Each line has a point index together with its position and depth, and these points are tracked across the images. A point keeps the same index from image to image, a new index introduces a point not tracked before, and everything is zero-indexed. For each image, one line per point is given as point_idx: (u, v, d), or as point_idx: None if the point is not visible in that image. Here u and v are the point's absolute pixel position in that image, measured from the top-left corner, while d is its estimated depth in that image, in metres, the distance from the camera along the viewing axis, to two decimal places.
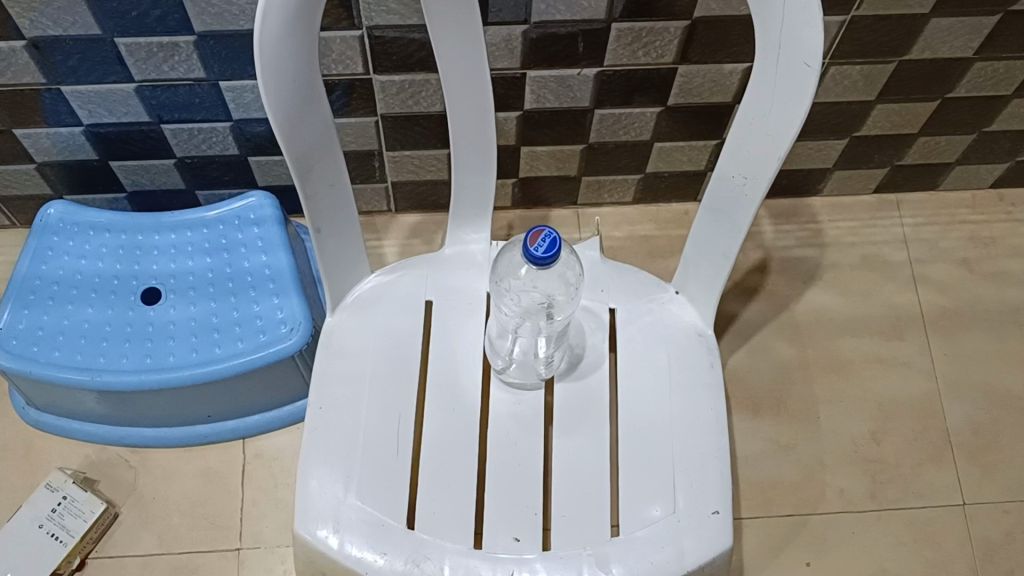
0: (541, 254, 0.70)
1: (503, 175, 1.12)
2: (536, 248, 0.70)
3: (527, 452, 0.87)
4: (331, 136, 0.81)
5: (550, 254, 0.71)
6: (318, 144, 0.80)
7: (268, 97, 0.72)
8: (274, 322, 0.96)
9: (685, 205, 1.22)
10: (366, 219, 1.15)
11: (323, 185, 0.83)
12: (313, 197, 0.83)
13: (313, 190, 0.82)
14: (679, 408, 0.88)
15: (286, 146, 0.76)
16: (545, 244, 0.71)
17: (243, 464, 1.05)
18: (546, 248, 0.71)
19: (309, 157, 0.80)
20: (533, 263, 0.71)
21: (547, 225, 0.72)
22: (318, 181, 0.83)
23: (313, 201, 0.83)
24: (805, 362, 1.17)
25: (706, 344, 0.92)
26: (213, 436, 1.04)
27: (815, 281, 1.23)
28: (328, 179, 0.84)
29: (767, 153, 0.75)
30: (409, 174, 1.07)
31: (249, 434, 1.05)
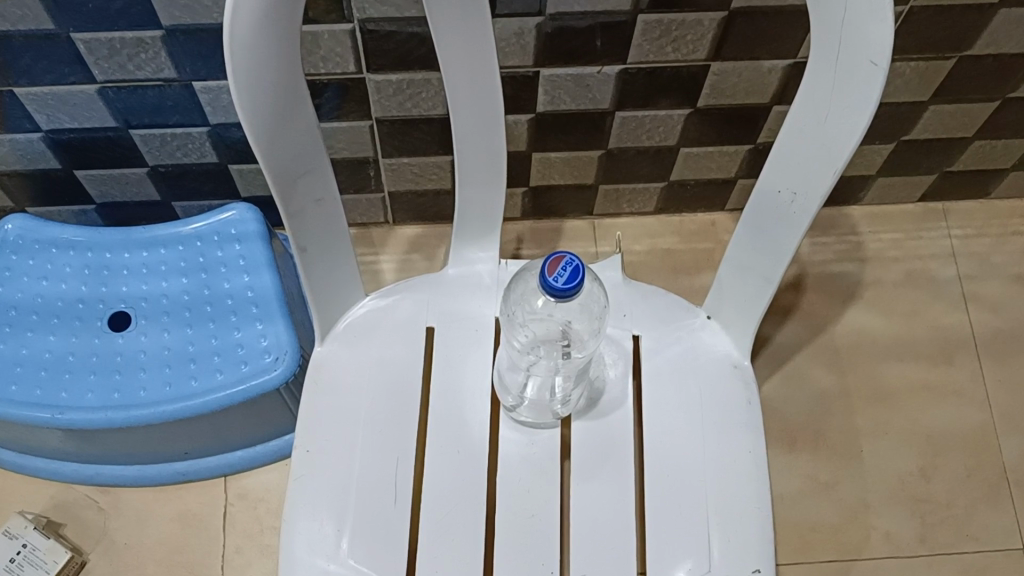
0: (560, 285, 0.60)
1: (512, 184, 1.02)
2: (556, 278, 0.60)
3: (542, 502, 0.77)
4: (317, 144, 0.71)
5: (572, 285, 0.60)
6: (303, 155, 0.70)
7: (241, 105, 0.62)
8: (257, 351, 0.85)
9: (711, 215, 1.12)
10: (363, 232, 1.04)
11: (307, 200, 0.73)
12: (296, 214, 0.73)
13: (296, 206, 0.73)
14: (713, 450, 0.79)
15: (263, 159, 0.66)
16: (567, 272, 0.61)
17: (225, 506, 0.95)
18: (570, 278, 0.60)
19: (292, 169, 0.70)
20: (551, 296, 0.61)
21: (567, 251, 0.62)
22: (302, 196, 0.73)
23: (295, 218, 0.73)
24: (844, 390, 1.08)
25: (742, 376, 0.82)
26: (192, 474, 0.94)
27: (854, 299, 1.13)
28: (313, 192, 0.74)
29: (822, 166, 0.65)
30: (409, 183, 0.96)
31: (232, 471, 0.95)
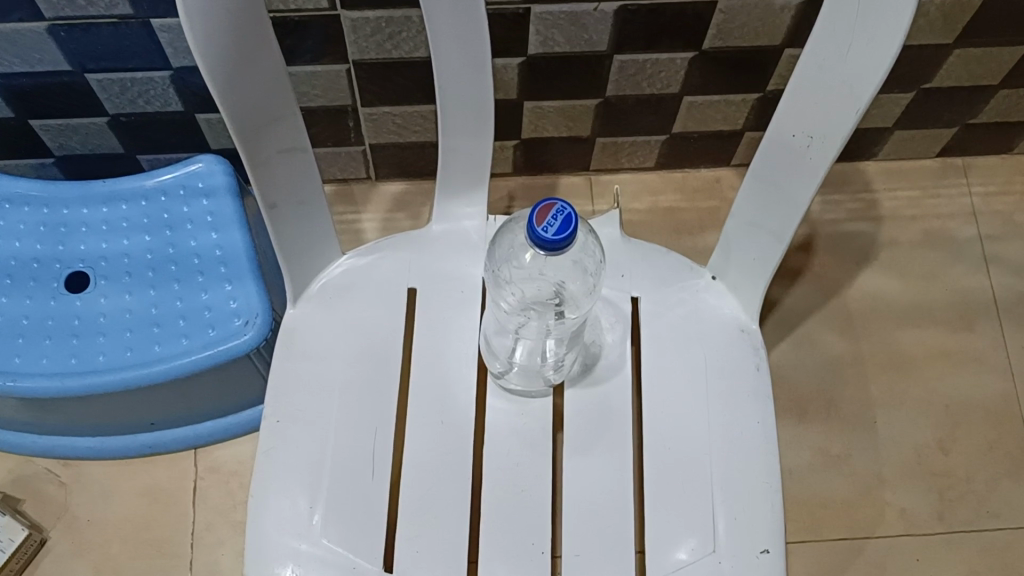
0: (551, 237, 0.54)
1: (503, 136, 0.95)
2: (546, 227, 0.54)
3: (532, 476, 0.71)
4: (283, 86, 0.64)
5: (564, 236, 0.54)
6: (267, 96, 0.63)
7: (194, 36, 0.54)
8: (225, 315, 0.79)
9: (716, 171, 1.06)
10: (344, 188, 0.98)
11: (274, 150, 0.66)
12: (263, 165, 0.66)
13: (262, 157, 0.66)
14: (719, 421, 0.72)
15: (221, 101, 0.59)
16: (558, 222, 0.54)
17: (196, 481, 0.91)
18: (561, 228, 0.54)
19: (255, 114, 0.63)
20: (540, 249, 0.54)
21: (559, 199, 0.55)
22: (269, 145, 0.66)
23: (262, 171, 0.66)
24: (857, 357, 1.02)
25: (750, 342, 0.75)
26: (160, 447, 0.91)
27: (868, 261, 1.07)
28: (281, 141, 0.67)
29: (846, 102, 0.59)
30: (391, 135, 0.90)
31: (203, 444, 0.92)
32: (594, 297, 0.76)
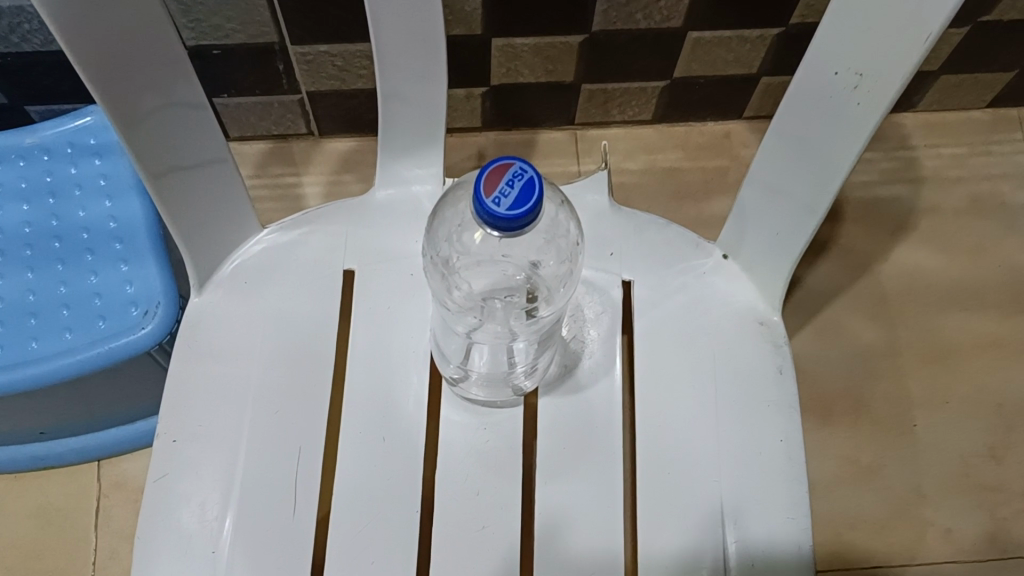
0: (505, 211, 0.39)
1: (473, 83, 0.80)
2: (497, 197, 0.39)
3: (496, 511, 0.56)
4: (159, 21, 0.48)
5: (523, 211, 0.39)
6: (137, 34, 0.47)
7: None
8: (121, 302, 0.65)
9: (725, 124, 0.91)
10: (280, 145, 0.86)
11: (153, 102, 0.51)
12: (139, 124, 0.51)
13: (136, 112, 0.50)
14: (732, 440, 0.57)
15: (63, 39, 0.43)
16: (515, 188, 0.39)
17: (98, 501, 0.81)
18: (521, 197, 0.39)
19: (119, 54, 0.47)
20: (495, 228, 0.40)
21: (518, 159, 0.40)
22: (145, 97, 0.50)
23: (138, 131, 0.51)
24: (891, 348, 0.88)
25: (770, 338, 0.60)
26: (50, 460, 0.80)
27: (907, 232, 0.93)
28: (161, 91, 0.51)
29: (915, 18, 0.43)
30: (331, 80, 0.76)
31: (105, 455, 0.82)
32: (573, 284, 0.61)
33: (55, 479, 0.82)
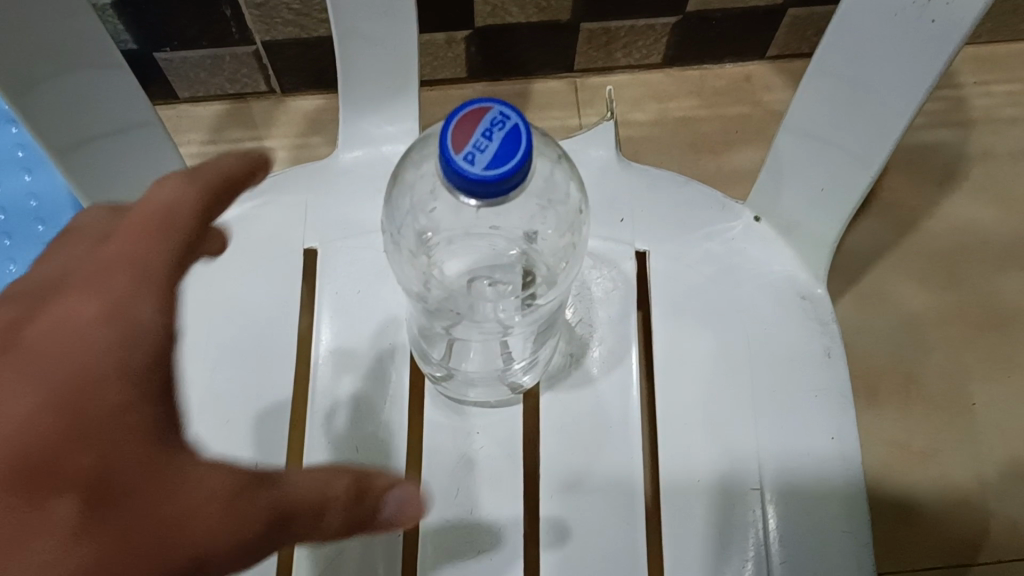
0: (481, 173, 0.30)
1: (455, 26, 0.70)
2: (471, 154, 0.30)
3: (493, 530, 0.46)
4: None
5: (504, 170, 0.30)
6: None
7: None
8: None
9: (744, 66, 0.81)
10: (239, 106, 0.78)
11: (48, 62, 0.41)
12: (29, 88, 0.41)
13: (26, 74, 0.41)
14: (776, 440, 0.48)
15: None
16: (494, 141, 0.30)
17: None
18: (501, 154, 0.30)
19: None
20: (473, 197, 0.31)
21: (495, 100, 0.31)
22: (37, 55, 0.41)
23: (29, 97, 0.41)
24: (943, 317, 0.76)
25: (812, 315, 0.50)
26: None
27: (955, 181, 0.81)
28: (57, 48, 0.41)
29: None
30: (288, 27, 0.68)
31: None
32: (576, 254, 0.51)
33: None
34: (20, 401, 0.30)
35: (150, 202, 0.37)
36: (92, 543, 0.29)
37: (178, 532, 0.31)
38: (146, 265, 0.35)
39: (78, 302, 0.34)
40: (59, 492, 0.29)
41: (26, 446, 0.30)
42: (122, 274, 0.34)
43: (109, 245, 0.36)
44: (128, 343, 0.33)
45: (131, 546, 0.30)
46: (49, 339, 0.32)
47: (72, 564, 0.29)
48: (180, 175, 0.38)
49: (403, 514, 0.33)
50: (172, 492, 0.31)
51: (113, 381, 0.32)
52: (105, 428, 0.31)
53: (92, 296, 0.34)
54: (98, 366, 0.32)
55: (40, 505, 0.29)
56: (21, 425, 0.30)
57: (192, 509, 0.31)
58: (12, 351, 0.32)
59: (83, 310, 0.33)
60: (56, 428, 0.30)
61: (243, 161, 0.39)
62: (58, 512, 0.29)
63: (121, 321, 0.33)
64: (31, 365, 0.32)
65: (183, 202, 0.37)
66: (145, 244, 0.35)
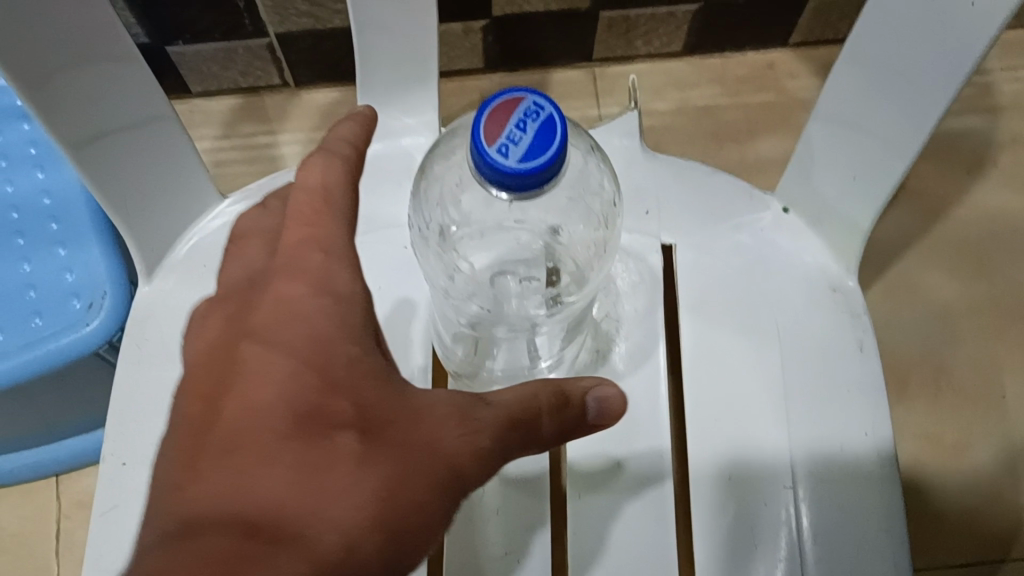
0: (514, 163, 0.30)
1: (471, 15, 0.69)
2: (505, 144, 0.30)
3: (519, 530, 0.45)
4: None
5: (539, 160, 0.30)
6: None
7: None
8: (62, 292, 0.56)
9: (767, 54, 0.79)
10: (252, 99, 0.77)
11: (66, 59, 0.40)
12: (49, 88, 0.40)
13: (45, 73, 0.39)
14: (808, 436, 0.46)
15: None
16: (529, 132, 0.30)
17: (57, 523, 0.70)
18: (536, 144, 0.30)
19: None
20: (507, 189, 0.30)
21: (527, 91, 0.31)
22: (55, 53, 0.39)
23: (48, 96, 0.40)
24: (972, 306, 0.74)
25: (844, 306, 0.49)
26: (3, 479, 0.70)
27: (984, 169, 0.80)
28: (76, 45, 0.40)
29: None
30: (303, 18, 0.67)
31: (65, 471, 0.71)
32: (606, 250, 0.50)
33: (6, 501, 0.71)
34: (277, 365, 0.32)
35: (308, 181, 0.36)
36: (383, 464, 0.31)
37: (429, 452, 0.32)
38: (334, 241, 0.35)
39: (287, 282, 0.34)
40: (337, 429, 0.31)
41: (293, 401, 0.31)
42: (317, 250, 0.34)
43: (290, 231, 0.35)
44: (346, 314, 0.33)
45: (411, 463, 0.31)
46: (272, 314, 0.33)
47: (367, 488, 0.30)
48: (318, 152, 0.37)
49: (603, 409, 0.35)
50: (415, 419, 0.32)
51: (346, 339, 0.33)
52: (354, 378, 0.32)
53: (301, 279, 0.34)
54: (328, 332, 0.33)
55: (327, 441, 0.31)
56: (282, 387, 0.31)
57: (432, 436, 0.32)
58: (248, 337, 0.33)
59: (300, 287, 0.33)
60: (316, 384, 0.31)
61: (359, 126, 0.39)
62: (344, 445, 0.31)
63: (338, 289, 0.34)
64: (274, 342, 0.32)
65: (340, 177, 0.36)
66: (317, 226, 0.35)
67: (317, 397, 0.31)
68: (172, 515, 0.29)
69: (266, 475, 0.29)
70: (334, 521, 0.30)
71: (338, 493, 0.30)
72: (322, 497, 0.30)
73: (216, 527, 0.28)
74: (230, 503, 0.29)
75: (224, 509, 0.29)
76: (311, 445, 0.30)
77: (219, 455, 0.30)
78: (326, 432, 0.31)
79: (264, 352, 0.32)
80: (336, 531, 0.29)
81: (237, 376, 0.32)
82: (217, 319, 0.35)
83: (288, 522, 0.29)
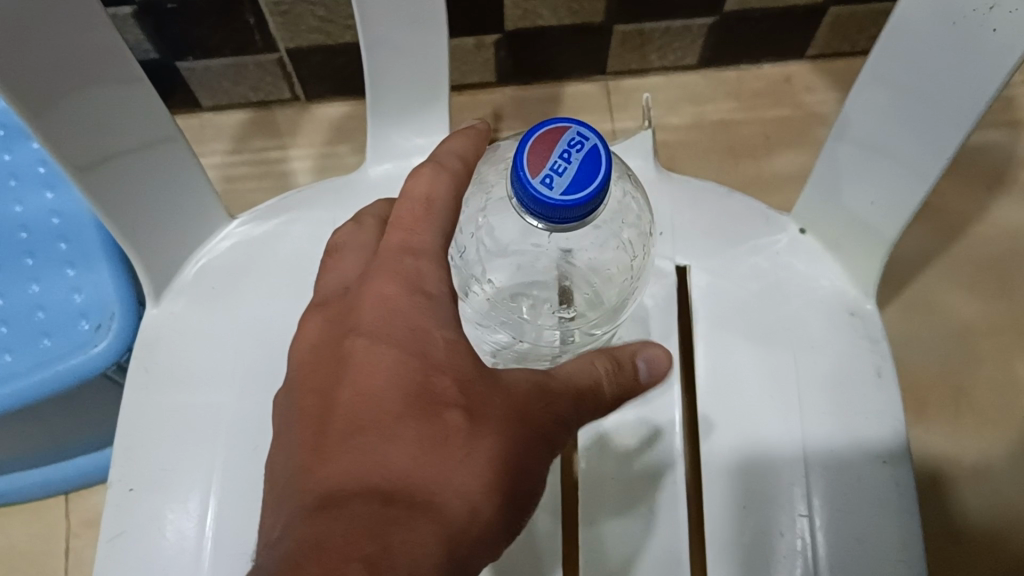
0: (560, 193, 0.31)
1: (484, 30, 0.68)
2: (549, 177, 0.31)
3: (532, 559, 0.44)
4: None
5: (584, 194, 0.31)
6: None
7: None
8: (69, 314, 0.56)
9: (785, 67, 0.78)
10: (264, 114, 0.77)
11: (72, 83, 0.39)
12: (55, 114, 0.39)
13: (51, 100, 0.39)
14: (825, 464, 0.45)
15: None
16: (574, 163, 0.32)
17: (67, 541, 0.70)
18: (579, 179, 0.31)
19: (21, 21, 0.36)
20: (549, 222, 0.32)
21: (576, 124, 0.33)
22: (61, 81, 0.39)
23: (55, 122, 0.39)
24: (992, 325, 0.73)
25: (862, 331, 0.48)
26: (12, 497, 0.69)
27: (1004, 186, 0.78)
28: (83, 69, 0.40)
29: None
30: (315, 34, 0.66)
31: (74, 488, 0.71)
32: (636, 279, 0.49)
33: (15, 518, 0.71)
34: (385, 352, 0.33)
35: (414, 190, 0.37)
36: (489, 433, 0.33)
37: (520, 421, 0.33)
38: (429, 244, 0.36)
39: (382, 279, 0.35)
40: (447, 405, 0.33)
41: (403, 382, 0.33)
42: (410, 252, 0.35)
43: (390, 232, 0.36)
44: (439, 307, 0.34)
45: (509, 430, 0.33)
46: (372, 309, 0.35)
47: (480, 457, 0.32)
48: (432, 164, 0.38)
49: (651, 370, 0.37)
50: (507, 391, 0.34)
51: (438, 326, 0.34)
52: (455, 354, 0.34)
53: (394, 277, 0.35)
54: (425, 318, 0.34)
55: (439, 416, 0.32)
56: (391, 372, 0.33)
57: (523, 404, 0.34)
58: (352, 330, 0.35)
59: (394, 285, 0.35)
60: (420, 365, 0.33)
61: (469, 143, 0.40)
62: (454, 420, 0.32)
63: (431, 291, 0.35)
64: (379, 333, 0.34)
65: (445, 191, 0.37)
66: (411, 230, 0.36)
67: (425, 376, 0.33)
68: (310, 495, 0.31)
69: (390, 451, 0.31)
70: (457, 488, 0.32)
71: (459, 462, 0.32)
72: (446, 467, 0.32)
73: (354, 500, 0.30)
74: (364, 474, 0.31)
75: (359, 485, 0.31)
76: (427, 420, 0.32)
77: (349, 435, 0.32)
78: (438, 407, 0.32)
79: (369, 341, 0.34)
80: (461, 499, 0.32)
81: (347, 364, 0.34)
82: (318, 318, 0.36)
83: (419, 491, 0.31)
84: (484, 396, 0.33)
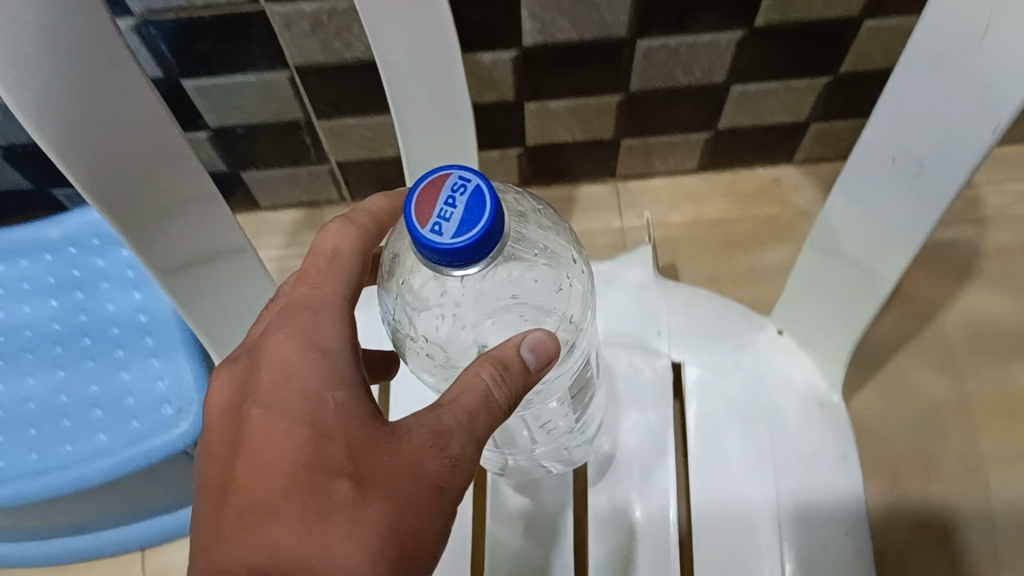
0: (447, 236, 0.35)
1: (505, 143, 0.77)
2: (438, 224, 0.35)
3: None
4: (163, 118, 0.43)
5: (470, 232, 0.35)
6: (143, 138, 0.43)
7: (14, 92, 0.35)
8: (153, 399, 0.65)
9: (775, 169, 0.87)
10: (312, 212, 0.86)
11: (166, 204, 0.46)
12: (150, 231, 0.46)
13: (148, 222, 0.46)
14: (796, 534, 0.53)
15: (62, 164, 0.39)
16: (459, 206, 0.36)
17: None
18: (465, 221, 0.35)
19: (83, 139, 0.39)
20: (444, 264, 0.36)
21: (456, 168, 0.37)
22: (156, 203, 0.46)
23: (151, 238, 0.46)
24: (960, 402, 0.81)
25: (829, 420, 0.56)
26: (90, 553, 0.78)
27: (970, 275, 0.86)
28: (176, 194, 0.47)
29: (971, 99, 0.38)
30: (358, 150, 0.75)
31: (148, 545, 0.79)
32: (570, 297, 0.49)
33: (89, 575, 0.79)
34: (278, 425, 0.38)
35: (321, 245, 0.43)
36: (374, 501, 0.37)
37: (409, 479, 0.37)
38: (334, 296, 0.41)
39: (280, 338, 0.40)
40: (334, 478, 0.37)
41: (293, 459, 0.37)
42: (310, 307, 0.41)
43: (297, 287, 0.42)
44: (335, 362, 0.39)
45: (393, 490, 0.37)
46: (272, 375, 0.39)
47: (365, 527, 0.36)
48: (341, 218, 0.44)
49: (538, 355, 0.39)
50: (398, 451, 0.37)
51: (332, 388, 0.38)
52: (344, 422, 0.38)
53: (292, 336, 0.40)
54: (316, 385, 0.38)
55: (327, 489, 0.37)
56: (281, 445, 0.37)
57: (410, 464, 0.37)
58: (253, 401, 0.39)
59: (291, 346, 0.39)
60: (310, 438, 0.37)
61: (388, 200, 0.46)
62: (341, 493, 0.37)
63: (327, 346, 0.40)
64: (274, 405, 0.38)
65: (352, 246, 0.43)
66: (315, 283, 0.42)
67: (314, 448, 0.37)
68: (209, 574, 0.36)
69: (278, 533, 0.36)
70: (345, 564, 0.36)
71: (343, 536, 0.36)
72: (329, 544, 0.36)
73: None
74: (258, 558, 0.36)
75: (252, 570, 0.36)
76: (314, 497, 0.37)
77: (246, 515, 0.37)
78: (324, 479, 0.37)
79: (264, 414, 0.38)
80: (345, 572, 0.36)
81: (245, 435, 0.38)
82: (225, 379, 0.41)
83: (302, 571, 0.36)
84: (372, 463, 0.37)
